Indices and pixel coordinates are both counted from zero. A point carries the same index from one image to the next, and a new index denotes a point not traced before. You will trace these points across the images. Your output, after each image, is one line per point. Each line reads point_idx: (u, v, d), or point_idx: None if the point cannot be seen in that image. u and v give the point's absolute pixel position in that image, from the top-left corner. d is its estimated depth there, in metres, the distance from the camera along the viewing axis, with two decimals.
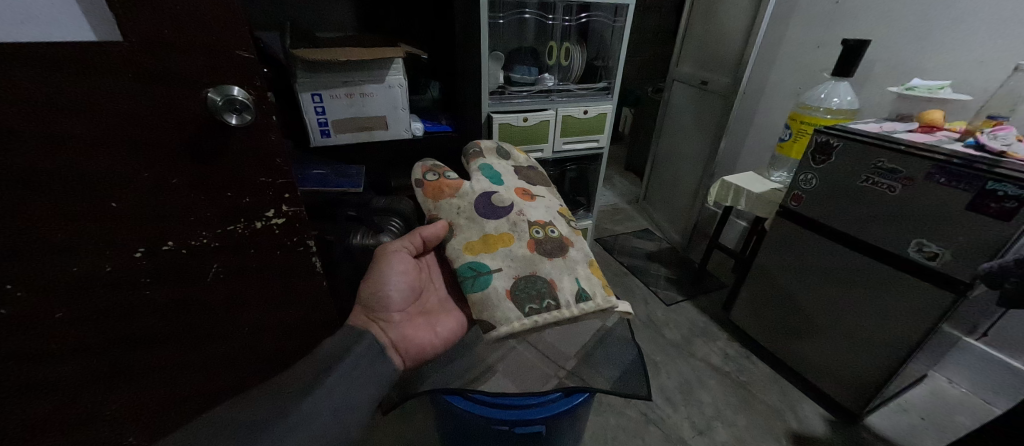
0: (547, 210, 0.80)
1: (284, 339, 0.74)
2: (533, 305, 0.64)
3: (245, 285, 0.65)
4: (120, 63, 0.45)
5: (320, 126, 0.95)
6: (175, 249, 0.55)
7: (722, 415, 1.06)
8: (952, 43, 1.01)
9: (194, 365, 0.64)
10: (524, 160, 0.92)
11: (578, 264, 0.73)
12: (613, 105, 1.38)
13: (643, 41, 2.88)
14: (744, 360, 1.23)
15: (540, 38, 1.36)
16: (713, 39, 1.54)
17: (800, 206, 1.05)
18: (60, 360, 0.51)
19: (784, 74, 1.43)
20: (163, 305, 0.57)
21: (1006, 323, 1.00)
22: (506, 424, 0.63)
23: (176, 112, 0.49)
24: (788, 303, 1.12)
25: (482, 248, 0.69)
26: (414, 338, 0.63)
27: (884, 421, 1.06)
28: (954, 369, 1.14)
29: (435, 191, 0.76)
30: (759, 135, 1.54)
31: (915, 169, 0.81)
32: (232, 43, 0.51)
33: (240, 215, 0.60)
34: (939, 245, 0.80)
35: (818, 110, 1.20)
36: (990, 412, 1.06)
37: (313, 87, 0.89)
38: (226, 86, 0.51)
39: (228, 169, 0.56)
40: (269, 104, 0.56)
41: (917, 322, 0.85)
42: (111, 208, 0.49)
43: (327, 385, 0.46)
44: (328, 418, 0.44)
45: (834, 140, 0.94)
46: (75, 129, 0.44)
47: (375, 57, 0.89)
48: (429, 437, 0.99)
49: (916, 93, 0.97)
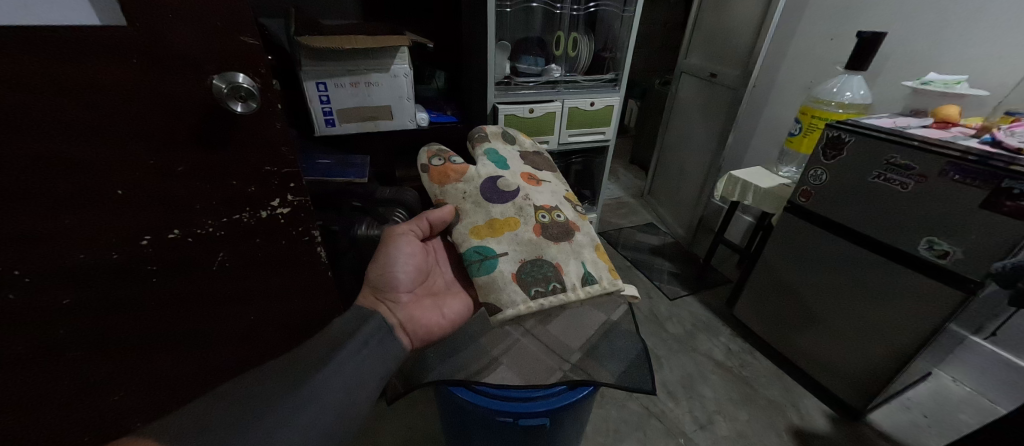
0: (553, 194, 0.80)
1: (288, 328, 0.74)
2: (539, 288, 0.65)
3: (249, 274, 0.64)
4: (123, 49, 0.44)
5: (325, 115, 0.94)
6: (181, 237, 0.55)
7: (724, 409, 1.06)
8: (969, 37, 0.99)
9: (199, 351, 0.64)
10: (530, 145, 0.91)
11: (585, 248, 0.73)
12: (620, 97, 1.36)
13: (650, 32, 2.84)
14: (747, 355, 1.23)
15: (548, 28, 1.36)
16: (723, 30, 1.51)
17: (809, 202, 1.04)
18: (66, 344, 0.51)
19: (795, 67, 1.40)
20: (168, 292, 0.57)
21: (1015, 322, 0.99)
22: (507, 416, 0.63)
23: (179, 98, 0.48)
24: (792, 300, 1.12)
25: (488, 233, 0.69)
26: (422, 319, 0.61)
27: (886, 418, 1.06)
28: (960, 367, 1.13)
29: (440, 176, 0.76)
30: (769, 128, 1.52)
31: (927, 165, 0.80)
32: (236, 29, 0.50)
33: (246, 203, 0.59)
34: (951, 243, 0.78)
35: (830, 104, 1.18)
36: (995, 411, 1.05)
37: (318, 75, 0.89)
38: (230, 73, 0.50)
39: (233, 158, 0.55)
40: (272, 91, 0.55)
41: (925, 320, 0.84)
42: (116, 195, 0.49)
43: (339, 361, 0.46)
44: (340, 394, 0.44)
45: (845, 135, 0.93)
46: (77, 114, 0.43)
47: (379, 45, 0.87)
48: (432, 426, 1.00)
49: (930, 88, 0.95)
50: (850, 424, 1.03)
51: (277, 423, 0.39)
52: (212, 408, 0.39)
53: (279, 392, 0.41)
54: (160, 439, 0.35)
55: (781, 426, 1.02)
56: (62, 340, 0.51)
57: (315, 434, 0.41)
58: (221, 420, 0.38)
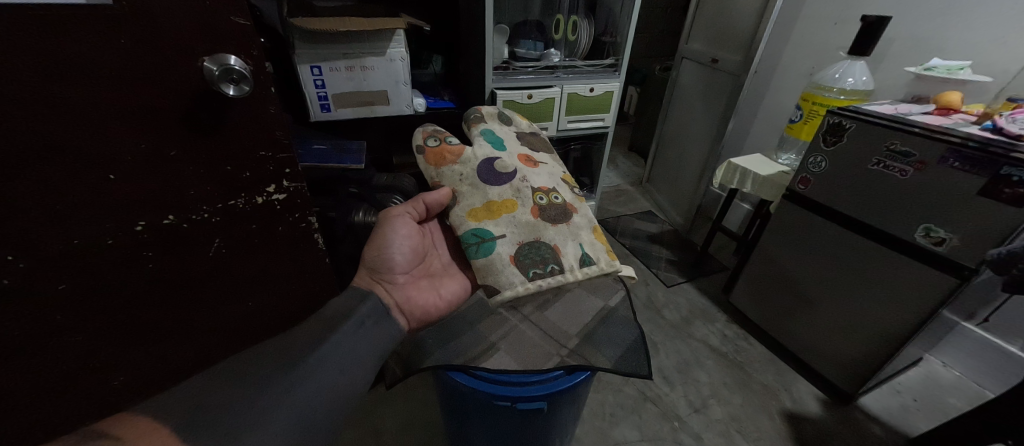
0: (551, 176, 0.79)
1: (284, 313, 0.74)
2: (537, 270, 0.65)
3: (245, 260, 0.64)
4: (109, 28, 0.42)
5: (320, 100, 0.93)
6: (176, 223, 0.55)
7: (718, 394, 1.08)
8: (973, 22, 0.98)
9: (195, 336, 0.64)
10: (527, 126, 0.89)
11: (582, 230, 0.74)
12: (620, 83, 1.33)
13: (651, 17, 2.79)
14: (742, 341, 1.25)
15: (547, 11, 1.35)
16: (725, 14, 1.49)
17: (807, 190, 1.03)
18: (65, 329, 0.52)
19: (799, 52, 1.38)
20: (164, 278, 0.57)
21: (1008, 309, 1.00)
22: (506, 400, 0.64)
23: (168, 80, 0.47)
24: (788, 286, 1.13)
25: (486, 215, 0.69)
26: (417, 300, 0.62)
27: (877, 401, 1.08)
28: (950, 353, 1.15)
29: (437, 157, 0.75)
30: (770, 115, 1.51)
31: (929, 152, 0.79)
32: (224, 8, 0.48)
33: (242, 189, 0.59)
34: (947, 230, 0.79)
35: (831, 90, 1.17)
36: (983, 395, 1.08)
37: (312, 59, 0.87)
38: (222, 55, 0.49)
39: (226, 143, 0.54)
40: (265, 74, 0.54)
41: (919, 306, 0.85)
42: (109, 180, 0.48)
43: (336, 340, 0.46)
44: (338, 374, 0.44)
45: (847, 122, 0.92)
46: (65, 95, 0.42)
47: (374, 28, 0.85)
48: (431, 411, 1.01)
49: (934, 73, 0.94)
50: (841, 408, 1.06)
51: (273, 400, 0.39)
52: (208, 386, 0.38)
53: (275, 372, 0.41)
54: (153, 417, 0.35)
55: (774, 410, 1.04)
56: (60, 325, 0.51)
57: (312, 412, 0.41)
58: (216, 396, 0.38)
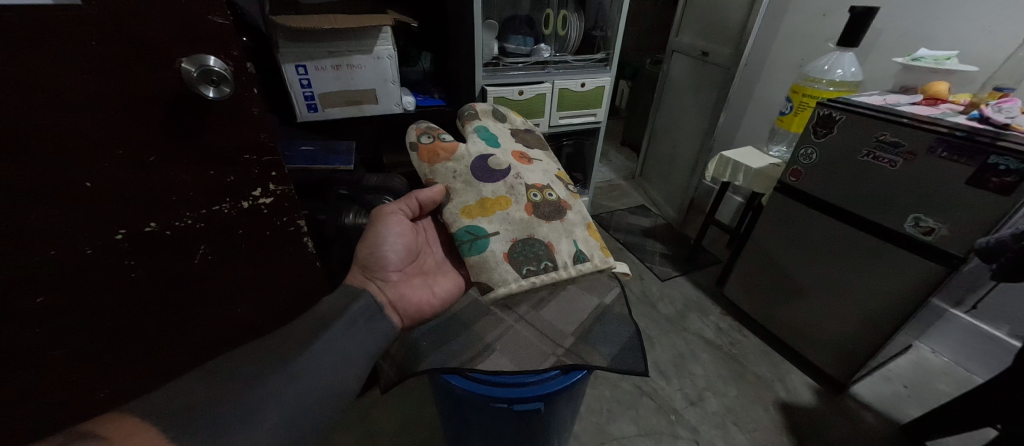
0: (545, 173, 0.79)
1: (274, 315, 0.73)
2: (530, 266, 0.65)
3: (233, 264, 0.63)
4: (81, 29, 0.40)
5: (307, 100, 0.91)
6: (159, 230, 0.53)
7: (713, 386, 1.08)
8: (960, 12, 0.98)
9: (181, 341, 0.62)
10: (521, 124, 0.88)
11: (577, 227, 0.73)
12: (612, 78, 1.32)
13: (640, 10, 2.78)
14: (735, 332, 1.26)
15: (537, 6, 1.33)
16: (714, 8, 1.49)
17: (798, 181, 1.04)
18: (45, 340, 0.50)
19: (788, 44, 1.38)
20: (148, 285, 0.55)
21: (996, 296, 1.02)
22: (502, 402, 0.63)
23: (147, 83, 0.45)
24: (780, 277, 1.14)
25: (479, 212, 0.68)
26: (411, 297, 0.61)
27: (870, 389, 1.09)
28: (939, 339, 1.17)
29: (430, 154, 0.74)
30: (761, 108, 1.51)
31: (917, 142, 0.80)
32: (203, 8, 0.46)
33: (226, 195, 0.57)
34: (936, 220, 0.80)
35: (821, 81, 1.17)
36: (971, 380, 1.10)
37: (297, 58, 0.85)
38: (200, 56, 0.47)
39: (209, 147, 0.53)
40: (247, 74, 0.53)
41: (908, 295, 0.86)
42: (84, 188, 0.46)
43: (325, 340, 0.45)
44: (330, 374, 0.43)
45: (836, 113, 0.93)
46: (34, 99, 0.40)
47: (360, 26, 0.83)
48: (426, 414, 1.00)
49: (921, 64, 0.94)
50: (835, 397, 1.07)
51: (263, 396, 0.38)
52: (194, 385, 0.37)
53: (266, 369, 0.40)
54: (139, 420, 0.34)
55: (768, 401, 1.05)
56: (38, 337, 0.49)
57: (301, 408, 0.40)
58: (203, 392, 0.37)
